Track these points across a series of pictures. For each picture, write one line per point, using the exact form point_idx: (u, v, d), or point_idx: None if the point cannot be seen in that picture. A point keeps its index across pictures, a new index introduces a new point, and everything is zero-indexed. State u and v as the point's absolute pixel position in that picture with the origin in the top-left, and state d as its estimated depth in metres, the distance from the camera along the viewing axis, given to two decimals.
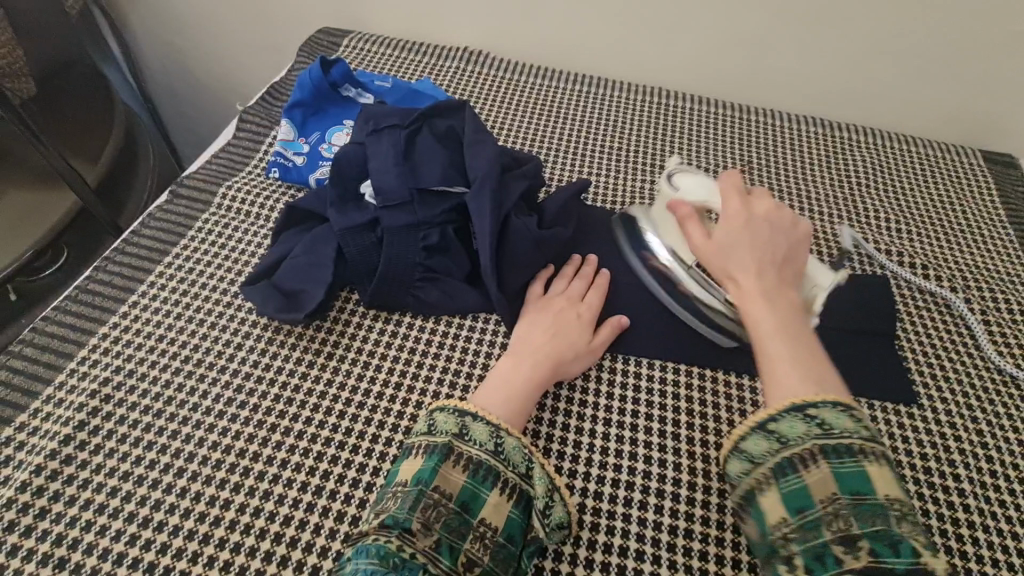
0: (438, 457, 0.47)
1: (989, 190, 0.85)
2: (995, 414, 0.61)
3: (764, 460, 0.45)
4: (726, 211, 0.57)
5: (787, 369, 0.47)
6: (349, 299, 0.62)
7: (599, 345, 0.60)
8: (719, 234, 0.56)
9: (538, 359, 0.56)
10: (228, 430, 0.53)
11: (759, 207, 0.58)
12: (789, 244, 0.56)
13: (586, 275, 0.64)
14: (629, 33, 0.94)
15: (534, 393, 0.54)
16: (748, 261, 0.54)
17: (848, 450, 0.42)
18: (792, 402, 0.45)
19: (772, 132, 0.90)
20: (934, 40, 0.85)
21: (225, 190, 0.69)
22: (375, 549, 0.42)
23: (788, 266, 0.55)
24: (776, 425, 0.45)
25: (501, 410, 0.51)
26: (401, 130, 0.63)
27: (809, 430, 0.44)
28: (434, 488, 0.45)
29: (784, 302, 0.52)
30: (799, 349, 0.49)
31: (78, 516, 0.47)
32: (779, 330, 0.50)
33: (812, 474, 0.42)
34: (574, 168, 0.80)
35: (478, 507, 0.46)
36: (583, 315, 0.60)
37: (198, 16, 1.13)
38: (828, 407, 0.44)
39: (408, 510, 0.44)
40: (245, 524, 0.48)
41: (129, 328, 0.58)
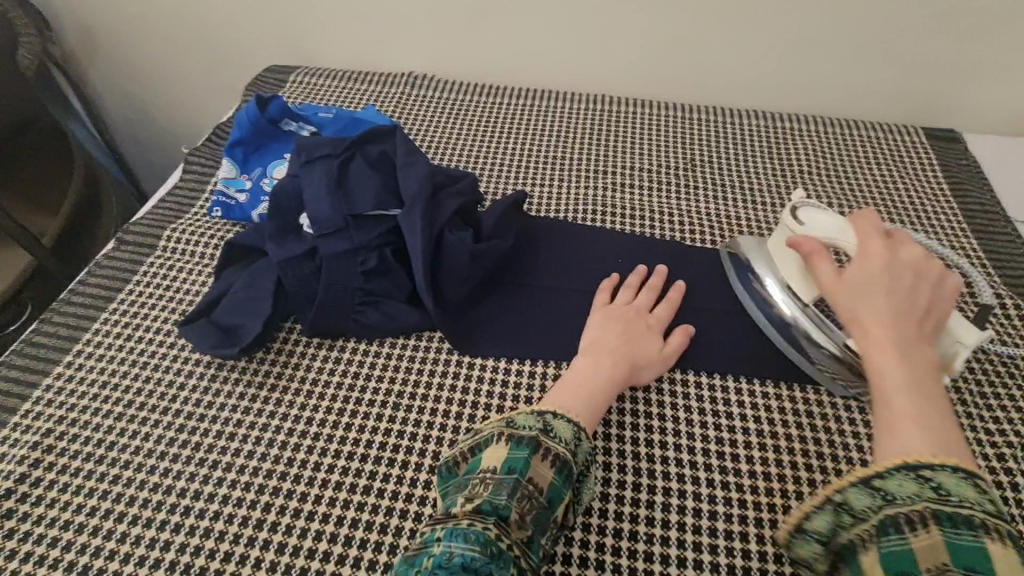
0: (529, 448, 0.47)
1: (933, 167, 0.85)
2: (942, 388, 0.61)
3: (866, 516, 0.41)
4: (865, 250, 0.54)
5: (909, 426, 0.44)
6: (292, 329, 0.63)
7: (671, 354, 0.60)
8: (850, 273, 0.53)
9: (617, 358, 0.57)
10: (171, 470, 0.53)
11: (907, 252, 0.53)
12: (934, 296, 0.52)
13: (653, 285, 0.65)
14: (568, 46, 0.97)
15: (610, 393, 0.55)
16: (879, 306, 0.51)
17: (967, 521, 0.37)
18: (905, 459, 0.42)
19: (717, 128, 0.91)
20: (863, 25, 0.87)
21: (169, 233, 0.70)
22: (473, 534, 0.41)
23: (928, 319, 0.51)
24: (884, 482, 0.41)
25: (580, 406, 0.53)
26: (334, 159, 0.64)
27: (923, 491, 0.40)
28: (528, 479, 0.46)
29: (916, 356, 0.48)
30: (925, 408, 0.45)
31: (19, 569, 0.47)
32: (907, 383, 0.46)
33: (921, 539, 0.37)
34: (519, 181, 0.81)
35: (561, 504, 0.46)
36: (651, 325, 0.61)
37: (155, 67, 1.16)
38: (946, 472, 0.40)
39: (507, 497, 0.44)
40: (185, 563, 0.48)
41: (71, 377, 0.58)
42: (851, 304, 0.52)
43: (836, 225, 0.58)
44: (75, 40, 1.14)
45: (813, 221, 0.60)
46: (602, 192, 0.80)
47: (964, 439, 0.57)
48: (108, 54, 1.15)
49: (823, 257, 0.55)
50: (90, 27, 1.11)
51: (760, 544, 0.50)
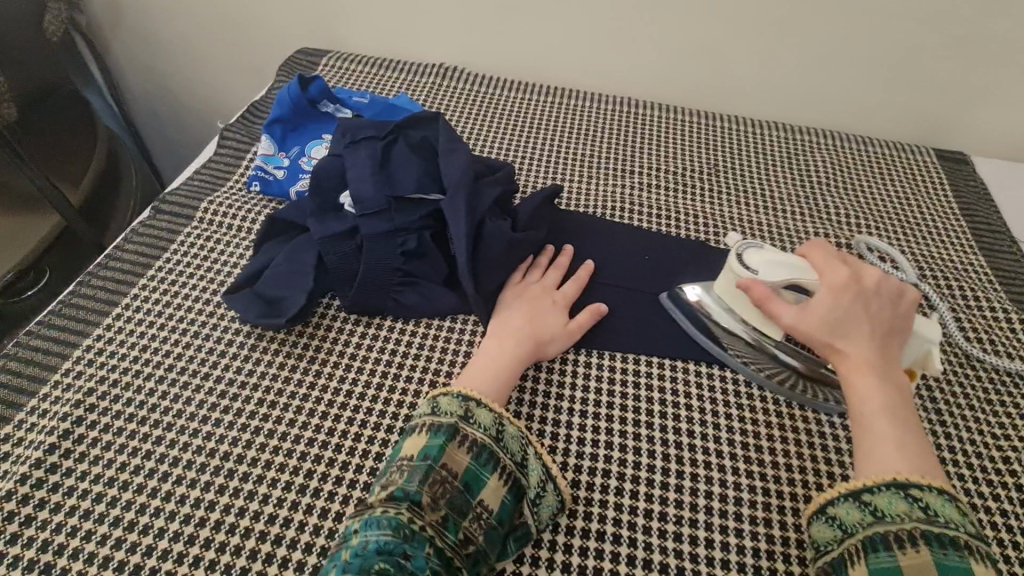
0: (444, 435, 0.49)
1: (944, 186, 0.89)
2: (954, 394, 0.64)
3: (856, 532, 0.46)
4: (833, 278, 0.56)
5: (893, 450, 0.48)
6: (330, 305, 0.64)
7: (577, 328, 0.63)
8: (822, 308, 0.55)
9: (522, 337, 0.59)
10: (213, 434, 0.54)
11: (869, 279, 0.56)
12: (898, 315, 0.55)
13: (560, 265, 0.68)
14: (596, 47, 0.99)
15: (516, 368, 0.57)
16: (855, 333, 0.53)
17: (953, 542, 0.42)
18: (893, 477, 0.46)
19: (740, 136, 0.94)
20: (884, 47, 0.90)
21: (207, 204, 0.71)
22: (386, 520, 0.44)
23: (896, 337, 0.54)
24: (873, 498, 0.46)
25: (486, 382, 0.55)
26: (377, 142, 0.66)
27: (911, 511, 0.44)
28: (441, 465, 0.48)
29: (893, 378, 0.52)
30: (904, 429, 0.49)
31: (65, 522, 0.48)
32: (886, 407, 0.50)
33: (910, 557, 0.42)
34: (548, 175, 0.83)
35: (479, 489, 0.48)
36: (556, 302, 0.64)
37: (181, 42, 1.16)
38: (932, 493, 0.45)
39: (418, 483, 0.46)
40: (230, 523, 0.49)
41: (113, 339, 0.59)
42: (830, 334, 0.54)
43: (785, 266, 0.58)
44: (99, 11, 1.13)
45: (762, 266, 0.58)
46: (628, 191, 0.83)
47: (974, 442, 0.60)
48: (134, 26, 1.15)
49: (777, 301, 0.56)
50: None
51: (783, 530, 0.53)
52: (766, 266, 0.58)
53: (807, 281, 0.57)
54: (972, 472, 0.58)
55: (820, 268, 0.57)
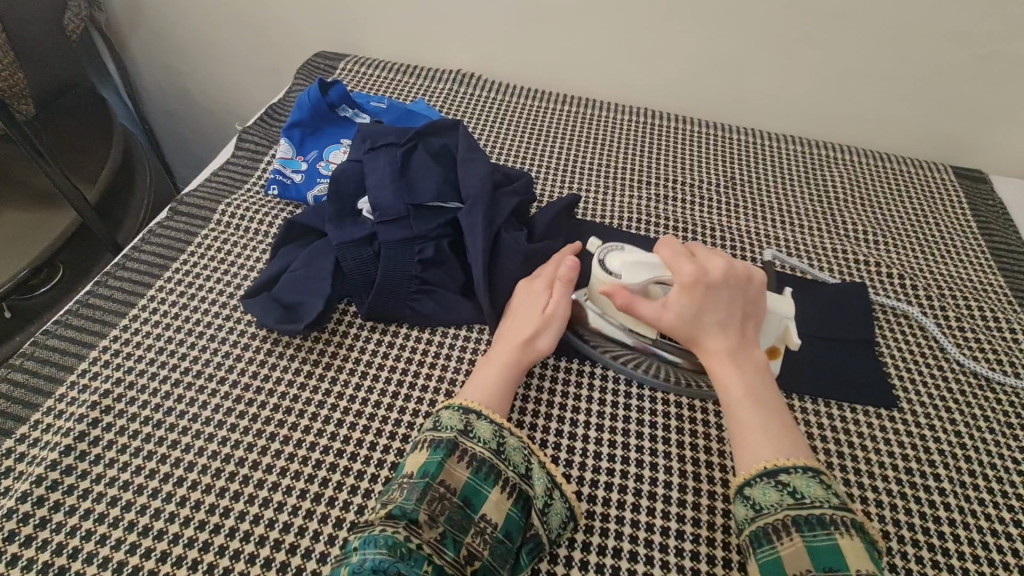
0: (443, 451, 0.48)
1: (959, 204, 0.88)
2: (972, 416, 0.63)
3: (744, 528, 0.48)
4: (680, 275, 0.54)
5: (758, 439, 0.50)
6: (346, 311, 0.64)
7: (557, 316, 0.58)
8: (676, 306, 0.54)
9: (500, 347, 0.57)
10: (228, 439, 0.53)
11: (713, 268, 0.54)
12: (747, 301, 0.54)
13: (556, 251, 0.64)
14: (613, 57, 0.99)
15: (508, 376, 0.55)
16: (715, 328, 0.53)
17: (820, 522, 0.45)
18: (764, 466, 0.48)
19: (756, 150, 0.93)
20: (904, 63, 0.90)
21: (225, 207, 0.70)
22: (383, 538, 0.44)
23: (750, 320, 0.55)
24: (751, 492, 0.48)
25: (484, 396, 0.53)
26: (397, 148, 0.66)
27: (782, 499, 0.47)
28: (439, 482, 0.47)
29: (751, 362, 0.54)
30: (769, 414, 0.51)
31: (78, 526, 0.47)
32: (748, 394, 0.52)
33: (788, 547, 0.44)
34: (563, 185, 0.83)
35: (480, 504, 0.47)
36: (535, 289, 0.60)
37: (198, 43, 1.16)
38: (799, 474, 0.47)
39: (416, 501, 0.46)
40: (245, 531, 0.48)
41: (129, 341, 0.59)
42: (690, 331, 0.54)
43: (643, 266, 0.57)
44: (119, 10, 1.14)
45: (626, 270, 0.57)
46: (642, 202, 0.82)
47: (995, 466, 0.59)
48: (152, 27, 1.15)
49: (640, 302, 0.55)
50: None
51: None
52: (628, 268, 0.57)
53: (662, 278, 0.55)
54: (993, 497, 0.57)
55: (668, 263, 0.55)
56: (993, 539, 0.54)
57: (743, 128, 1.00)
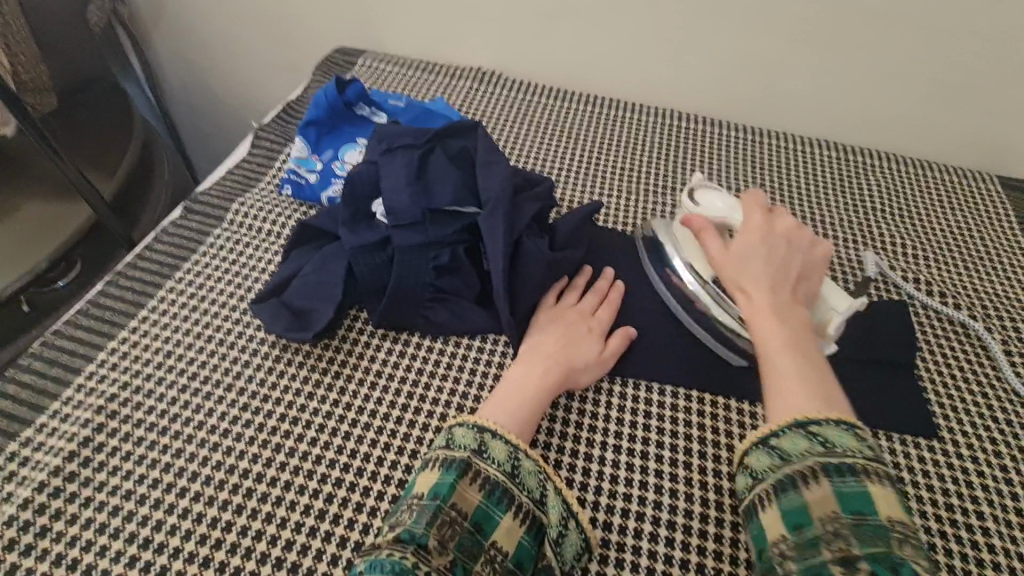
0: (455, 472, 0.46)
1: (1007, 215, 0.83)
2: (1020, 450, 0.59)
3: (766, 477, 0.46)
4: (747, 225, 0.59)
5: (795, 386, 0.48)
6: (357, 318, 0.62)
7: (610, 357, 0.60)
8: (738, 245, 0.58)
9: (550, 365, 0.56)
10: (232, 449, 0.52)
11: (781, 225, 0.59)
12: (802, 263, 0.58)
13: (600, 288, 0.64)
14: (640, 56, 0.95)
15: (542, 400, 0.54)
16: (760, 277, 0.55)
17: (850, 469, 0.43)
18: (796, 416, 0.46)
19: (789, 155, 0.89)
20: (949, 65, 0.85)
21: (237, 207, 0.69)
22: (390, 563, 0.41)
23: (800, 284, 0.57)
24: (779, 442, 0.46)
25: (506, 418, 0.51)
26: (415, 150, 0.63)
27: (810, 448, 0.45)
28: (450, 505, 0.45)
29: (795, 319, 0.54)
30: (807, 366, 0.50)
31: (79, 536, 0.46)
32: (787, 345, 0.51)
33: (813, 491, 0.43)
34: (586, 189, 0.80)
35: (492, 531, 0.45)
36: (592, 329, 0.60)
37: (218, 37, 1.15)
38: (830, 425, 0.45)
39: (425, 525, 0.44)
40: (247, 547, 0.47)
41: (137, 344, 0.58)
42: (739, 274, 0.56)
43: (727, 206, 0.63)
44: (142, 3, 1.13)
45: (707, 203, 0.64)
46: (668, 208, 0.79)
47: None
48: (173, 20, 1.15)
49: (711, 232, 0.60)
50: None
51: None
52: (709, 204, 0.64)
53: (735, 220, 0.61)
54: None
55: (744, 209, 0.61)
56: None
57: (774, 131, 0.96)
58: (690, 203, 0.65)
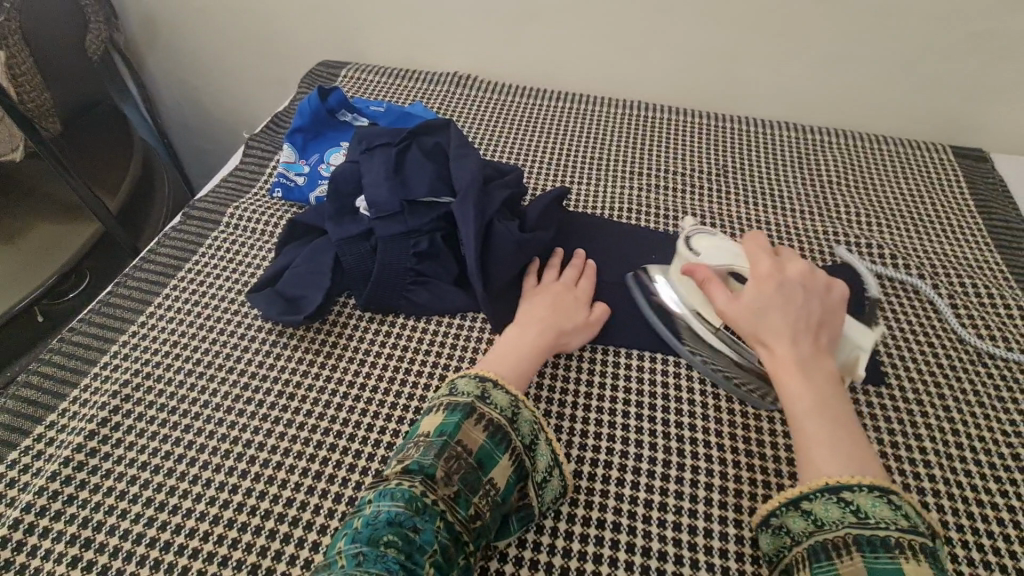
0: (462, 414, 0.51)
1: (958, 182, 0.88)
2: (962, 391, 0.63)
3: (801, 540, 0.46)
4: (755, 274, 0.57)
5: (825, 449, 0.49)
6: (346, 304, 0.67)
7: (596, 323, 0.66)
8: (749, 298, 0.56)
9: (544, 327, 0.62)
10: (236, 423, 0.57)
11: (793, 270, 0.57)
12: (824, 307, 0.56)
13: (578, 264, 0.70)
14: (605, 53, 1.01)
15: (536, 359, 0.60)
16: (782, 328, 0.54)
17: (883, 544, 0.43)
18: (826, 482, 0.47)
19: (750, 137, 0.94)
20: (896, 43, 0.90)
21: (233, 210, 0.75)
22: (400, 492, 0.46)
23: (825, 328, 0.55)
24: (811, 506, 0.47)
25: (506, 370, 0.57)
26: (392, 147, 0.69)
27: (844, 516, 0.45)
28: (457, 441, 0.49)
29: (821, 372, 0.53)
30: (837, 428, 0.50)
31: (102, 502, 0.52)
32: (815, 408, 0.51)
33: (846, 565, 0.43)
34: (557, 178, 0.85)
35: (491, 468, 0.50)
36: (578, 298, 0.66)
37: (209, 57, 1.22)
38: (863, 492, 0.46)
39: (433, 458, 0.48)
40: (252, 506, 0.52)
41: (146, 335, 0.63)
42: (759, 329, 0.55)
43: (726, 251, 0.61)
44: (137, 30, 1.20)
45: (706, 250, 0.62)
46: (635, 193, 0.84)
47: (982, 438, 0.60)
48: (166, 44, 1.21)
49: (716, 284, 0.58)
50: (153, 19, 1.17)
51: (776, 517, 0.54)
52: (710, 250, 0.62)
53: (742, 268, 0.59)
54: (979, 469, 0.57)
55: (750, 257, 0.59)
56: (978, 509, 0.55)
57: (736, 116, 1.01)
58: (689, 253, 0.63)
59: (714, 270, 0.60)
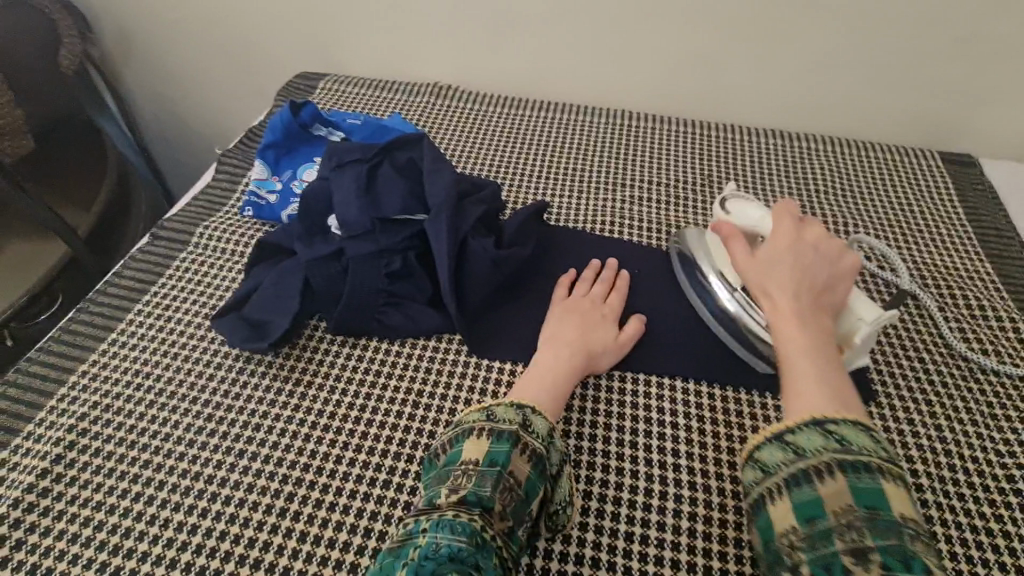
0: (509, 442, 0.49)
1: (946, 188, 0.86)
2: (954, 408, 0.61)
3: (777, 471, 0.44)
4: (776, 231, 0.56)
5: (811, 386, 0.46)
6: (317, 327, 0.65)
7: (625, 341, 0.63)
8: (763, 254, 0.55)
9: (576, 350, 0.60)
10: (198, 457, 0.55)
11: (812, 233, 0.56)
12: (832, 272, 0.54)
13: (606, 278, 0.68)
14: (587, 61, 0.99)
15: (567, 381, 0.58)
16: (787, 280, 0.53)
17: (865, 466, 0.41)
18: (810, 415, 0.44)
19: (734, 145, 0.93)
20: (880, 49, 0.88)
21: (201, 230, 0.73)
22: (460, 526, 0.43)
23: (828, 292, 0.54)
24: (794, 438, 0.44)
25: (541, 397, 0.56)
26: (363, 164, 0.67)
27: (826, 444, 0.42)
28: (508, 472, 0.47)
29: (817, 326, 0.51)
30: (829, 373, 0.47)
31: (53, 546, 0.49)
32: (809, 351, 0.49)
33: (828, 486, 0.41)
34: (537, 190, 0.83)
35: (536, 498, 0.48)
36: (605, 315, 0.64)
37: (187, 69, 1.20)
38: (849, 426, 0.43)
39: (490, 489, 0.46)
40: (212, 547, 0.50)
41: (106, 365, 0.61)
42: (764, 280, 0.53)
43: (758, 215, 0.63)
44: (113, 43, 1.18)
45: (739, 212, 0.64)
46: (617, 204, 0.82)
47: (976, 459, 0.58)
48: (143, 57, 1.19)
49: (739, 240, 0.58)
50: (128, 32, 1.15)
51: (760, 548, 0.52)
52: (742, 212, 0.64)
53: (768, 230, 0.61)
54: (973, 491, 0.55)
55: (773, 219, 0.58)
56: (974, 535, 0.53)
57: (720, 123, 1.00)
58: (722, 211, 0.66)
59: (743, 228, 0.62)
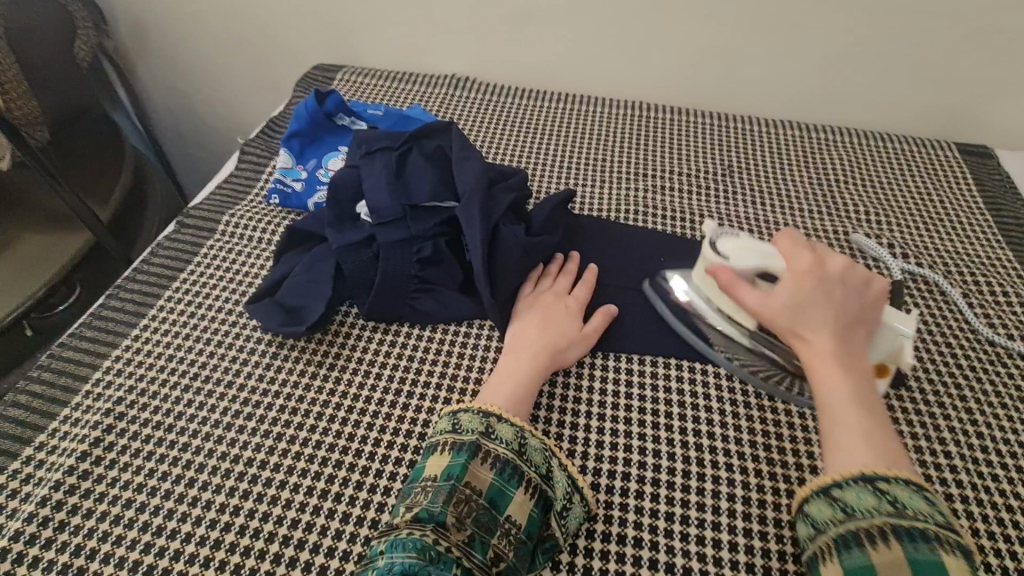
0: (466, 453, 0.49)
1: (965, 179, 0.87)
2: (983, 392, 0.62)
3: (828, 529, 0.45)
4: (795, 268, 0.54)
5: (858, 441, 0.47)
6: (348, 313, 0.65)
7: (591, 332, 0.63)
8: (786, 294, 0.53)
9: (536, 350, 0.59)
10: (236, 440, 0.55)
11: (834, 265, 0.55)
12: (861, 305, 0.54)
13: (568, 270, 0.68)
14: (605, 53, 0.99)
15: (535, 380, 0.57)
16: (821, 322, 0.52)
17: (922, 534, 0.41)
18: (861, 471, 0.45)
19: (754, 136, 0.93)
20: (899, 40, 0.89)
21: (229, 217, 0.73)
22: (412, 542, 0.44)
23: (860, 326, 0.54)
24: (843, 494, 0.45)
25: (506, 400, 0.54)
26: (392, 152, 0.67)
27: (879, 505, 0.44)
28: (464, 483, 0.48)
29: (857, 367, 0.51)
30: (872, 422, 0.48)
31: (96, 528, 0.49)
32: (853, 399, 0.49)
33: (881, 553, 0.41)
34: (560, 181, 0.84)
35: (505, 505, 0.48)
36: (570, 306, 0.64)
37: (201, 62, 1.19)
38: (900, 486, 0.44)
39: (442, 504, 0.47)
40: (255, 529, 0.50)
41: (140, 350, 0.61)
42: (796, 323, 0.53)
43: (756, 252, 0.57)
44: (126, 36, 1.18)
45: (734, 254, 0.57)
46: (640, 194, 0.82)
47: (1008, 441, 0.58)
48: (156, 49, 1.19)
49: (743, 287, 0.56)
50: (142, 24, 1.15)
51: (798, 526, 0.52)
52: (738, 253, 0.57)
53: (777, 266, 0.55)
54: (1006, 472, 0.56)
55: (786, 254, 0.56)
56: (1009, 515, 0.53)
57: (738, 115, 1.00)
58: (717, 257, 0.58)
59: (740, 275, 0.56)
